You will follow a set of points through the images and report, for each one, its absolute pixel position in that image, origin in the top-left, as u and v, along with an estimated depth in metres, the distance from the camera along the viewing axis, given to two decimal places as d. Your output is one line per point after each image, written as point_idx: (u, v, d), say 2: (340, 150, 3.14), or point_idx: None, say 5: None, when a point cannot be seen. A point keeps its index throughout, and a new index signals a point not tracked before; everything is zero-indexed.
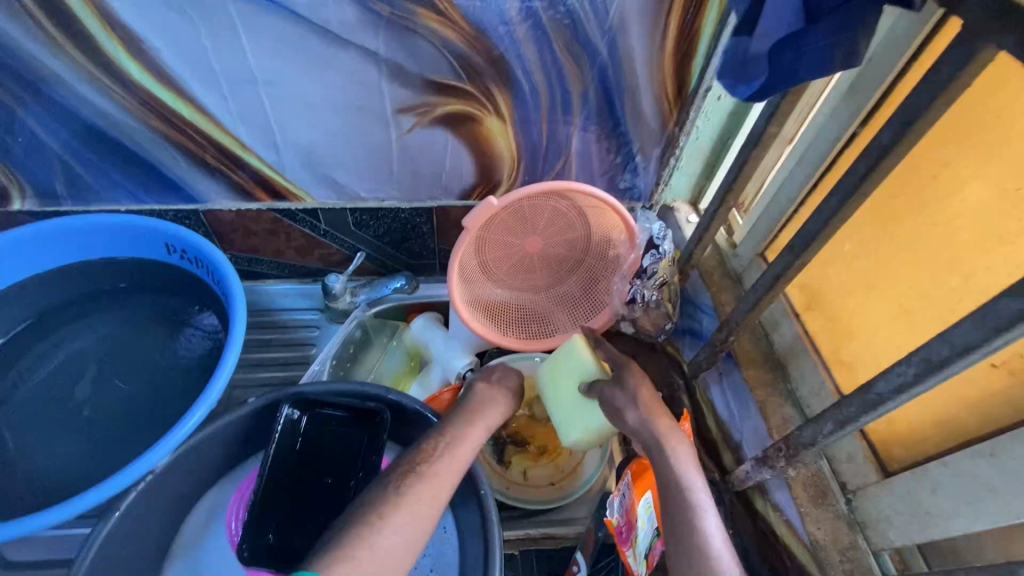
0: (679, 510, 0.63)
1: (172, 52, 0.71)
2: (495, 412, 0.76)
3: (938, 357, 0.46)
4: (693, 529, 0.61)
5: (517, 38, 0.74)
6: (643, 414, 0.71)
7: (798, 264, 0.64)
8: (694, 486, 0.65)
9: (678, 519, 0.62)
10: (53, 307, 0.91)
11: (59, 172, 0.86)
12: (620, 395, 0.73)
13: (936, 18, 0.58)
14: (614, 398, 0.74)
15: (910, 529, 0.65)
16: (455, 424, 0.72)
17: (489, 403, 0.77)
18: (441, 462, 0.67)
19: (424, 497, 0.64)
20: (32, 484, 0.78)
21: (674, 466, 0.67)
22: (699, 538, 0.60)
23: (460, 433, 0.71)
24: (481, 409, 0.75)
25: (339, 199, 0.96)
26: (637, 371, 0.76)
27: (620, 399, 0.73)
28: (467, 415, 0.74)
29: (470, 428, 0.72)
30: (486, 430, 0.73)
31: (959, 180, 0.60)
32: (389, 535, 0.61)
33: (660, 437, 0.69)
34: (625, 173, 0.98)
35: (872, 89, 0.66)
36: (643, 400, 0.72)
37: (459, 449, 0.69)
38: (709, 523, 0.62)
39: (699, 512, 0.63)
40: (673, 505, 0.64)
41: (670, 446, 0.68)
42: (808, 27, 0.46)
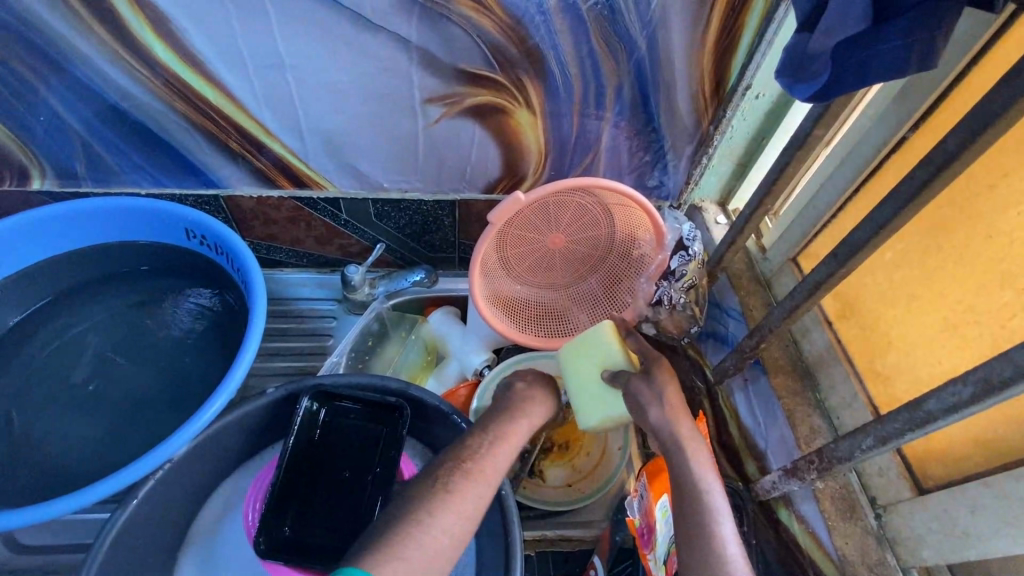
0: (694, 515, 0.61)
1: (199, 33, 0.69)
2: (546, 407, 0.75)
3: (999, 378, 0.43)
4: (710, 536, 0.59)
5: (554, 28, 0.71)
6: (667, 412, 0.68)
7: (840, 272, 0.62)
8: (712, 491, 0.62)
9: (693, 524, 0.60)
10: (70, 289, 0.90)
11: (80, 153, 0.85)
12: (644, 391, 0.70)
13: (1003, 19, 0.56)
14: (638, 392, 0.71)
15: (944, 548, 0.63)
16: (499, 418, 0.71)
17: (539, 395, 0.75)
18: (485, 460, 0.66)
19: (469, 497, 0.62)
20: (49, 469, 0.77)
21: (691, 466, 0.64)
22: (716, 545, 0.58)
23: (509, 427, 0.70)
24: (533, 402, 0.74)
25: (361, 188, 0.94)
26: (667, 368, 0.72)
27: (645, 394, 0.70)
28: (514, 410, 0.72)
29: (514, 424, 0.70)
30: (530, 425, 0.72)
31: (1016, 192, 0.57)
32: (437, 536, 0.59)
33: (681, 438, 0.66)
34: (654, 171, 0.96)
35: (927, 92, 0.64)
36: (671, 402, 0.69)
37: (505, 441, 0.68)
38: (725, 528, 0.60)
39: (715, 516, 0.60)
40: (690, 511, 0.61)
41: (691, 449, 0.66)
42: (878, 25, 0.43)
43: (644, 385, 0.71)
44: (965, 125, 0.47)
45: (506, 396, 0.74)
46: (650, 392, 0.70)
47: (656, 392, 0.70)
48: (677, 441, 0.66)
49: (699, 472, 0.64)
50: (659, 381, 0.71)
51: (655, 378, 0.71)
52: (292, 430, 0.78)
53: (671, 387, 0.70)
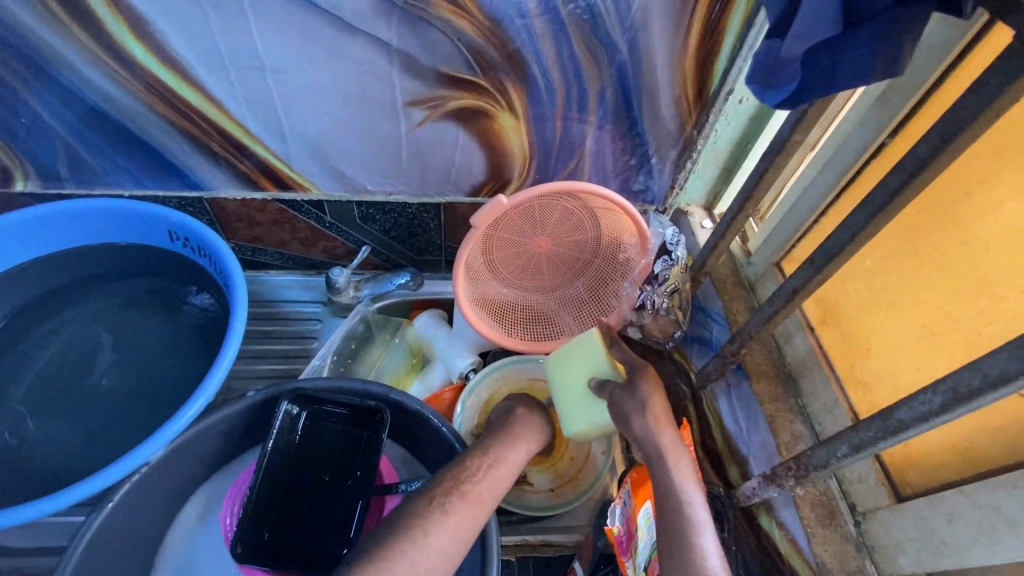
0: (675, 526, 0.60)
1: (178, 35, 0.69)
2: (542, 434, 0.77)
3: (967, 387, 0.43)
4: (690, 546, 0.59)
5: (535, 32, 0.71)
6: (649, 422, 0.68)
7: (818, 278, 0.62)
8: (694, 502, 0.62)
9: (674, 536, 0.60)
10: (51, 291, 0.90)
11: (62, 154, 0.85)
12: (628, 402, 0.70)
13: (979, 26, 0.55)
14: (622, 404, 0.70)
15: (922, 557, 0.63)
16: (500, 443, 0.71)
17: (535, 420, 0.77)
18: (483, 482, 0.66)
19: (463, 519, 0.63)
20: (26, 471, 0.77)
21: (674, 478, 0.64)
22: (696, 555, 0.58)
23: (508, 452, 0.71)
24: (532, 429, 0.75)
25: (345, 191, 0.94)
26: (651, 377, 0.72)
27: (629, 406, 0.70)
28: (513, 437, 0.73)
29: (514, 448, 0.71)
30: (529, 448, 0.73)
31: (992, 199, 0.57)
32: (431, 555, 0.60)
33: (663, 450, 0.66)
34: (639, 175, 0.96)
35: (906, 98, 0.63)
36: (654, 413, 0.68)
37: (502, 465, 0.69)
38: (705, 537, 0.60)
39: (697, 526, 0.60)
40: (670, 523, 0.60)
41: (674, 460, 0.66)
42: (847, 32, 0.43)
43: (627, 396, 0.71)
44: (937, 133, 0.47)
45: (508, 418, 0.76)
46: (634, 402, 0.70)
47: (640, 403, 0.69)
48: (660, 451, 0.66)
49: (680, 482, 0.64)
50: (643, 393, 0.70)
51: (640, 390, 0.71)
52: (271, 433, 0.78)
53: (656, 399, 0.70)
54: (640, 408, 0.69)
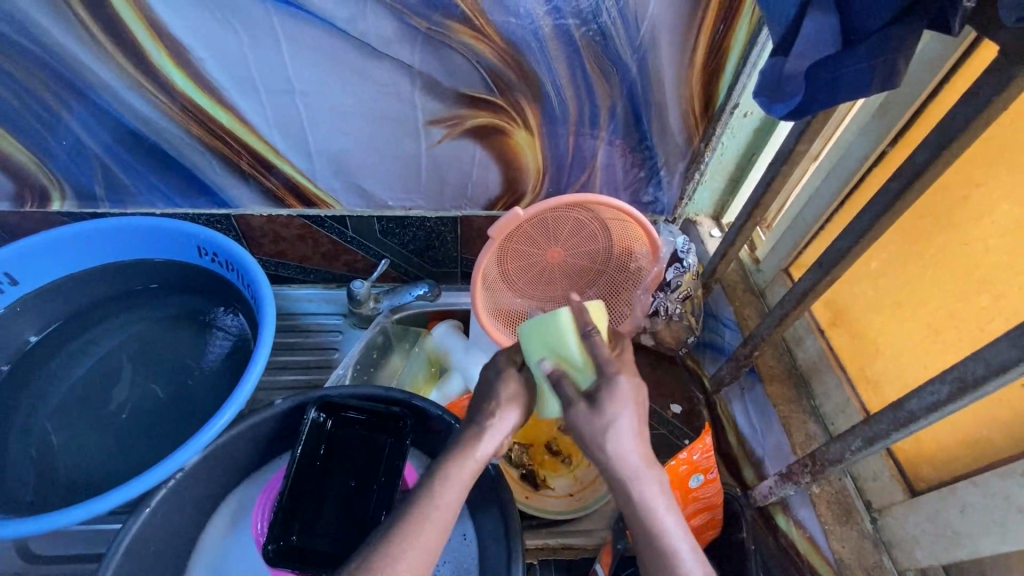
0: (655, 556, 0.63)
1: (216, 61, 0.74)
2: (465, 470, 0.66)
3: (972, 376, 0.46)
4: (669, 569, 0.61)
5: (549, 53, 0.76)
6: (612, 448, 0.64)
7: (826, 280, 0.65)
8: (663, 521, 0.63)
9: (655, 562, 0.63)
10: (86, 306, 0.93)
11: (99, 174, 0.89)
12: (586, 425, 0.65)
13: (969, 41, 0.59)
14: (581, 428, 0.65)
15: (937, 549, 0.64)
16: (447, 464, 0.67)
17: (449, 462, 0.66)
18: (436, 505, 0.64)
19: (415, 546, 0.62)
20: (62, 480, 0.80)
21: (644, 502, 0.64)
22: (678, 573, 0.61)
23: (413, 529, 0.63)
24: (446, 479, 0.65)
25: (367, 206, 0.98)
26: (615, 397, 0.65)
27: (592, 431, 0.64)
28: (422, 506, 0.64)
29: (459, 462, 0.66)
30: (480, 455, 0.67)
31: (988, 200, 0.60)
32: None
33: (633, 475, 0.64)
34: (648, 187, 0.99)
35: (903, 109, 0.67)
36: (620, 442, 0.64)
37: (413, 545, 0.62)
38: (682, 552, 0.62)
39: (672, 547, 0.62)
40: (648, 550, 0.63)
41: (638, 488, 0.64)
42: (845, 49, 0.46)
43: (590, 420, 0.65)
44: (933, 140, 0.50)
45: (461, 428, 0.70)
46: (596, 424, 0.64)
47: (605, 428, 0.64)
48: (636, 477, 0.64)
49: (651, 507, 0.64)
50: (607, 417, 0.64)
51: (604, 414, 0.65)
52: (299, 439, 0.81)
53: (623, 421, 0.64)
54: (602, 433, 0.64)
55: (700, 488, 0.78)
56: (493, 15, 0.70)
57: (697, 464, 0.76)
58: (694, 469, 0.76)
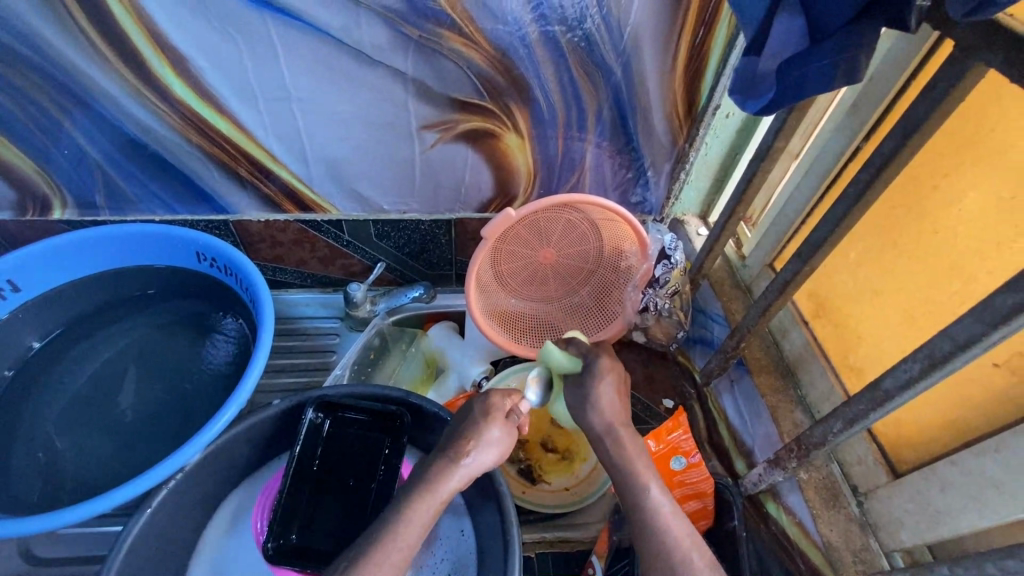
0: (629, 492, 0.69)
1: (215, 71, 0.77)
2: (429, 509, 0.68)
3: (941, 352, 0.49)
4: (640, 500, 0.67)
5: (536, 59, 0.79)
6: (598, 409, 0.73)
7: (806, 269, 0.69)
8: (634, 463, 0.70)
9: (630, 498, 0.68)
10: (87, 312, 0.95)
11: (100, 182, 0.91)
12: (576, 393, 0.75)
13: (932, 39, 0.62)
14: (573, 397, 0.75)
15: (920, 528, 0.66)
16: (407, 501, 0.68)
17: (413, 501, 0.68)
18: (397, 542, 0.66)
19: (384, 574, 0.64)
20: (63, 483, 0.80)
21: (622, 453, 0.71)
22: (650, 507, 0.67)
23: (378, 556, 0.65)
24: (408, 519, 0.67)
25: (363, 210, 1.00)
26: (599, 371, 0.74)
27: (575, 400, 0.75)
28: (383, 539, 0.66)
29: (419, 502, 0.68)
30: (442, 495, 0.69)
31: (957, 190, 0.63)
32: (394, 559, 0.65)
33: (612, 427, 0.72)
34: (636, 187, 1.02)
35: (874, 106, 0.70)
36: (598, 403, 0.73)
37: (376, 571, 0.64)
38: (653, 491, 0.68)
39: (642, 483, 0.68)
40: (623, 488, 0.69)
41: (610, 438, 0.72)
42: (812, 47, 0.50)
43: (575, 392, 0.75)
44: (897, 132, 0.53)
45: (426, 466, 0.71)
46: (577, 393, 0.75)
47: (586, 396, 0.74)
48: (609, 430, 0.72)
49: (623, 454, 0.71)
50: (588, 387, 0.74)
51: (586, 385, 0.74)
52: (297, 440, 0.82)
53: (602, 390, 0.73)
54: (581, 399, 0.74)
55: (686, 472, 0.84)
56: (482, 22, 0.73)
57: (676, 445, 0.85)
58: (674, 450, 0.85)
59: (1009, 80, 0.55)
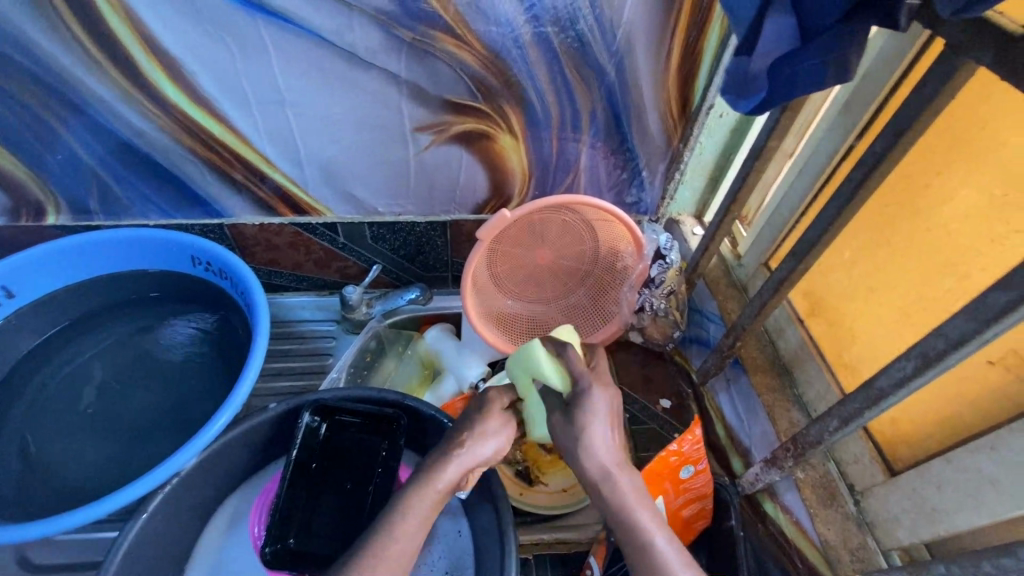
0: (626, 535, 0.65)
1: (208, 74, 0.77)
2: (427, 501, 0.68)
3: (935, 350, 0.49)
4: (647, 556, 0.63)
5: (529, 60, 0.79)
6: (588, 452, 0.67)
7: (801, 268, 0.69)
8: (636, 511, 0.65)
9: (635, 554, 0.64)
10: (81, 317, 0.95)
11: (94, 187, 0.91)
12: (564, 432, 0.69)
13: (923, 38, 0.62)
14: (560, 437, 0.70)
15: (917, 526, 0.66)
16: (404, 495, 0.68)
17: (410, 493, 0.68)
18: (393, 539, 0.66)
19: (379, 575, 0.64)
20: (57, 489, 0.80)
21: (617, 499, 0.66)
22: (658, 562, 0.62)
23: (372, 557, 0.64)
24: (406, 511, 0.67)
25: (358, 213, 1.00)
26: (591, 408, 0.68)
27: (566, 439, 0.69)
28: (381, 539, 0.66)
29: (415, 496, 0.68)
30: (439, 487, 0.68)
31: (949, 187, 0.63)
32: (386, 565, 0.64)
33: (608, 469, 0.67)
34: (631, 188, 1.02)
35: (866, 105, 0.70)
36: (591, 446, 0.67)
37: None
38: (660, 543, 0.64)
39: (647, 537, 0.64)
40: (626, 542, 0.65)
41: (608, 485, 0.67)
42: (802, 46, 0.50)
43: (565, 430, 0.69)
44: None
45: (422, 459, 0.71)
46: (569, 431, 0.68)
47: (578, 436, 0.68)
48: (605, 475, 0.67)
49: (623, 501, 0.66)
50: (579, 425, 0.68)
51: (577, 421, 0.68)
52: (294, 444, 0.82)
53: (595, 429, 0.67)
54: (573, 439, 0.68)
55: (692, 479, 0.80)
56: (474, 24, 0.73)
57: (687, 456, 0.77)
58: (684, 460, 0.77)
59: (999, 77, 0.56)
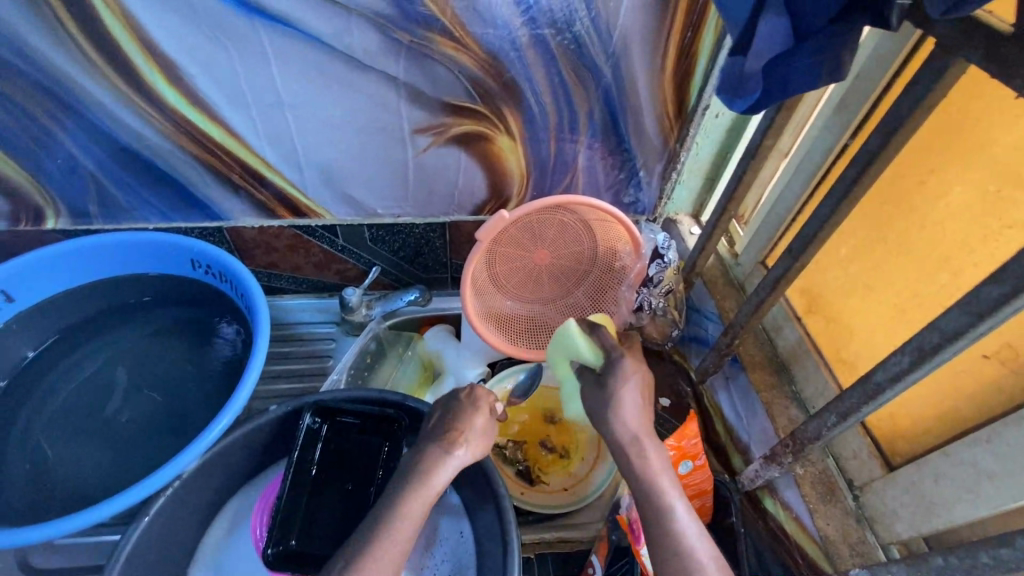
0: (648, 502, 0.65)
1: (208, 78, 0.77)
2: (421, 502, 0.68)
3: (930, 344, 0.49)
4: (664, 520, 0.63)
5: (527, 62, 0.79)
6: (621, 416, 0.69)
7: (797, 266, 0.70)
8: (658, 478, 0.66)
9: (652, 518, 0.64)
10: (81, 321, 0.95)
11: (93, 191, 0.91)
12: (597, 398, 0.72)
13: (915, 38, 0.63)
14: (593, 404, 0.73)
15: (916, 520, 0.67)
16: (399, 495, 0.69)
17: (405, 494, 0.68)
18: (391, 539, 0.66)
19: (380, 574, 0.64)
20: (57, 493, 0.80)
21: (644, 468, 0.67)
22: (674, 529, 0.62)
23: (371, 559, 0.64)
24: (401, 512, 0.67)
25: (357, 215, 1.00)
26: (625, 374, 0.72)
27: (598, 403, 0.72)
28: (378, 540, 0.65)
29: (408, 498, 0.68)
30: (432, 489, 0.69)
31: (943, 183, 0.64)
32: (386, 562, 0.65)
33: (637, 435, 0.68)
34: (629, 188, 1.03)
35: (859, 104, 0.71)
36: (623, 406, 0.70)
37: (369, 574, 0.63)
38: (680, 513, 0.63)
39: (667, 502, 0.64)
40: (645, 506, 0.65)
41: (635, 449, 0.68)
42: (796, 46, 0.50)
43: (598, 393, 0.72)
44: None
45: (407, 462, 0.72)
46: (602, 397, 0.72)
47: (610, 398, 0.71)
48: (635, 439, 0.68)
49: (646, 467, 0.67)
50: (611, 389, 0.71)
51: (610, 385, 0.71)
52: (296, 445, 0.83)
53: (627, 392, 0.70)
54: (606, 403, 0.71)
55: (691, 474, 0.81)
56: (472, 26, 0.74)
57: (685, 450, 0.81)
58: (682, 455, 0.80)
59: (990, 75, 0.57)
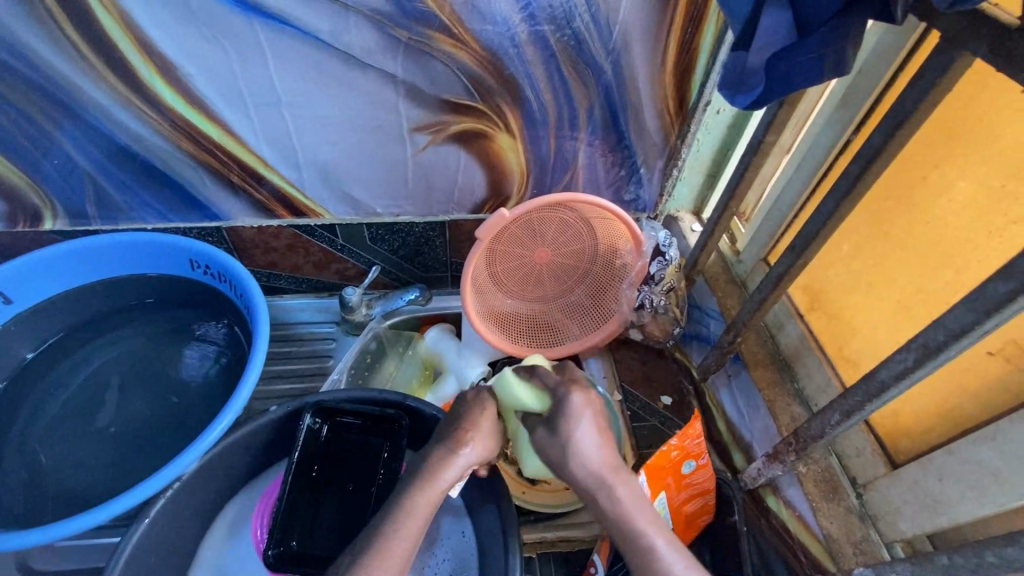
0: (627, 543, 0.65)
1: (205, 77, 0.77)
2: (428, 500, 0.68)
3: (934, 342, 0.49)
4: (647, 554, 0.64)
5: (526, 58, 0.79)
6: (580, 460, 0.69)
7: (799, 263, 0.69)
8: (632, 517, 0.66)
9: (635, 558, 0.64)
10: (80, 323, 0.94)
11: (91, 192, 0.90)
12: (551, 445, 0.71)
13: (919, 32, 0.63)
14: (545, 449, 0.72)
15: (920, 518, 0.66)
16: (404, 494, 0.68)
17: (411, 493, 0.68)
18: (398, 536, 0.65)
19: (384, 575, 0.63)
20: (59, 495, 0.80)
21: (615, 507, 0.67)
22: (659, 566, 0.63)
23: (375, 559, 0.64)
24: (407, 510, 0.67)
25: (356, 214, 1.00)
26: (572, 416, 0.71)
27: (555, 449, 0.71)
28: (381, 541, 0.65)
29: (412, 497, 0.67)
30: (439, 487, 0.68)
31: (947, 179, 0.63)
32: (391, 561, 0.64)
33: (601, 477, 0.68)
34: (630, 185, 1.02)
35: (862, 99, 0.71)
36: (581, 450, 0.69)
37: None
38: (662, 547, 0.64)
39: (647, 540, 0.65)
40: (626, 548, 0.65)
41: (602, 491, 0.68)
42: (798, 41, 0.50)
43: (551, 439, 0.71)
44: None
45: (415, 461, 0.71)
46: (558, 443, 0.70)
47: (565, 443, 0.70)
48: (600, 481, 0.68)
49: (617, 506, 0.67)
50: (565, 433, 0.70)
51: (562, 430, 0.70)
52: (295, 445, 0.81)
53: (581, 434, 0.70)
54: (563, 449, 0.70)
55: (693, 474, 0.80)
56: (471, 23, 0.74)
57: (689, 450, 0.78)
58: (686, 455, 0.78)
59: (995, 69, 0.56)
